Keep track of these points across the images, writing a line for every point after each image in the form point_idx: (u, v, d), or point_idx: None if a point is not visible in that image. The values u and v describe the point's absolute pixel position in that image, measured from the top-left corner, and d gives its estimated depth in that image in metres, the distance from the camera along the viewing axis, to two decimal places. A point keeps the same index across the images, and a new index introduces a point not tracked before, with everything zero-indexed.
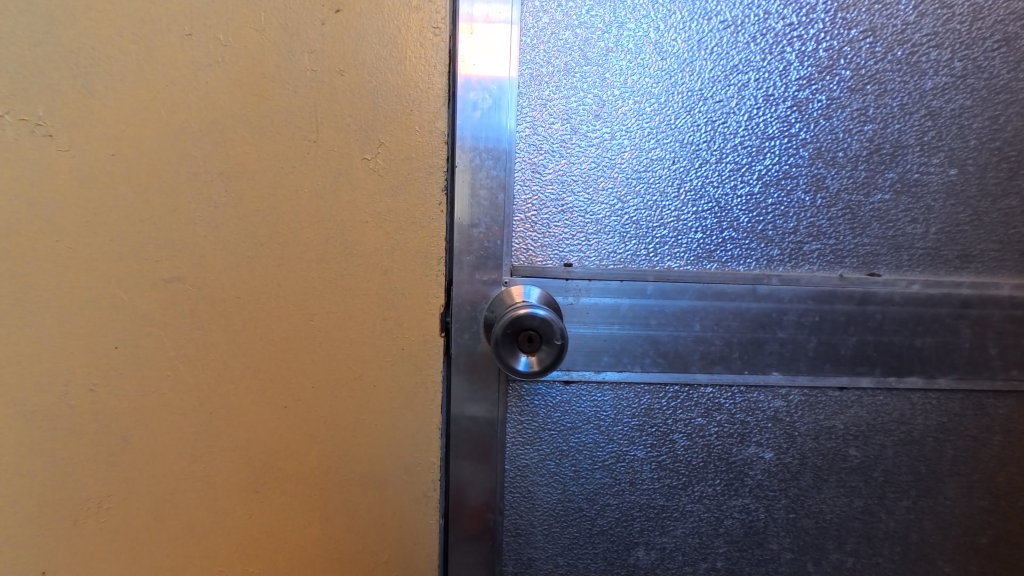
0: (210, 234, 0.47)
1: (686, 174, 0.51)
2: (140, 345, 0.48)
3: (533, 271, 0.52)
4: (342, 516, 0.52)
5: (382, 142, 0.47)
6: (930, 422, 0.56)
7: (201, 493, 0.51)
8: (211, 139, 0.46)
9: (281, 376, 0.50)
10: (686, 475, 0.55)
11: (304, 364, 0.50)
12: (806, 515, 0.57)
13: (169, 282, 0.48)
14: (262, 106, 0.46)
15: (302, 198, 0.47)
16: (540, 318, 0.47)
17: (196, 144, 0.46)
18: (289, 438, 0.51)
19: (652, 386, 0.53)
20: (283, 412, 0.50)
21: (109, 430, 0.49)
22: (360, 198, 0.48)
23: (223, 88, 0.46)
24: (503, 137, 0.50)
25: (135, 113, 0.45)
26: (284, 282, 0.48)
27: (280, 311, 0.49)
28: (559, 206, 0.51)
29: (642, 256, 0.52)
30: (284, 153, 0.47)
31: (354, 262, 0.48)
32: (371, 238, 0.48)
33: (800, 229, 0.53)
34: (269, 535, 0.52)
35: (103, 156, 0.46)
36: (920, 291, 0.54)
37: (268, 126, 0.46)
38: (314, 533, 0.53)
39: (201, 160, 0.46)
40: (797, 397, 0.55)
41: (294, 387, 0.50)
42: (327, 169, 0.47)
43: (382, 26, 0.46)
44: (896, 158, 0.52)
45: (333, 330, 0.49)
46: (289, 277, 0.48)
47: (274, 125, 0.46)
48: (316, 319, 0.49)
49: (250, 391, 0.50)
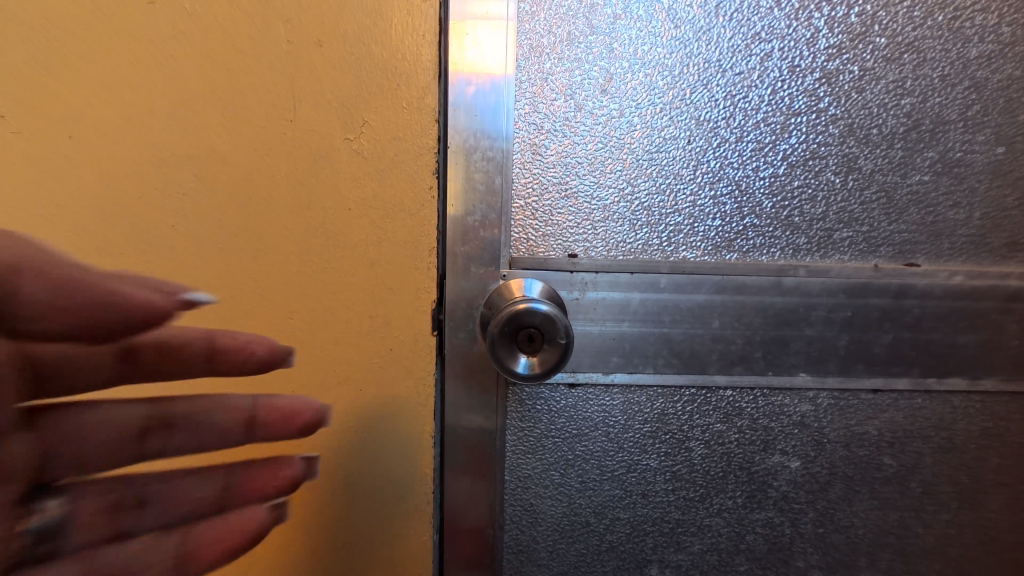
0: (178, 225, 0.43)
1: (703, 154, 0.46)
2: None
3: (534, 264, 0.47)
4: (329, 531, 0.48)
5: (367, 121, 0.42)
6: (972, 428, 0.51)
7: None
8: (178, 120, 0.42)
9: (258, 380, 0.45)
10: (704, 486, 0.50)
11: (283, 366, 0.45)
12: (836, 530, 0.52)
13: None
14: (233, 82, 0.42)
15: (280, 185, 0.43)
16: (551, 321, 0.42)
17: (163, 127, 0.42)
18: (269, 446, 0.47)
19: (667, 389, 0.49)
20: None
21: None
22: (344, 185, 0.43)
23: (190, 62, 0.41)
24: (501, 114, 0.45)
25: (94, 91, 0.41)
26: (260, 277, 0.44)
27: (257, 310, 0.45)
28: (563, 191, 0.46)
29: (655, 245, 0.47)
30: (259, 134, 0.42)
31: (337, 254, 0.44)
32: (356, 228, 0.44)
33: (829, 215, 0.48)
34: (251, 552, 0.48)
35: (64, 141, 0.41)
36: (963, 282, 0.48)
37: (241, 104, 0.42)
38: (299, 549, 0.48)
39: (167, 142, 0.42)
40: (826, 401, 0.50)
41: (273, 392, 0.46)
42: (306, 151, 0.43)
43: None
44: (936, 135, 0.47)
45: (314, 329, 0.45)
46: (266, 270, 0.44)
47: (248, 104, 0.42)
48: (296, 318, 0.45)
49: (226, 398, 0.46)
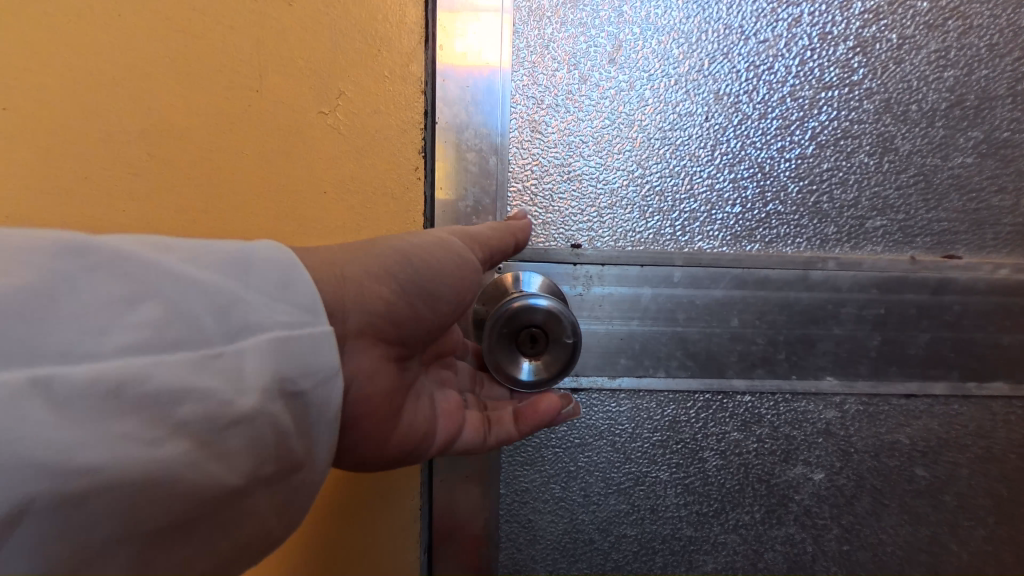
0: (134, 209, 0.38)
1: (723, 132, 0.41)
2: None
3: (533, 255, 0.42)
4: (304, 552, 0.42)
5: (344, 92, 0.37)
6: (1013, 436, 0.47)
7: None
8: (129, 89, 0.37)
9: None
10: (719, 500, 0.46)
11: None
12: (863, 547, 0.48)
13: None
14: (192, 46, 0.37)
15: (248, 165, 0.38)
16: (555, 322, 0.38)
17: (115, 97, 0.37)
18: None
19: (679, 394, 0.44)
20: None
21: None
22: (320, 164, 0.38)
23: (142, 23, 0.36)
24: (496, 86, 0.40)
25: (33, 55, 0.36)
26: None
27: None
28: (565, 173, 0.42)
29: (668, 235, 0.42)
30: (222, 106, 0.37)
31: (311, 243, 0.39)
32: (332, 213, 0.39)
33: (862, 201, 0.43)
34: None
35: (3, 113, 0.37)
36: (1009, 277, 0.44)
37: (201, 71, 0.37)
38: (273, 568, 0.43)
39: (118, 115, 0.37)
40: (854, 407, 0.45)
41: None
42: (275, 126, 0.38)
43: None
44: (982, 112, 0.42)
45: None
46: None
47: (210, 71, 0.37)
48: None
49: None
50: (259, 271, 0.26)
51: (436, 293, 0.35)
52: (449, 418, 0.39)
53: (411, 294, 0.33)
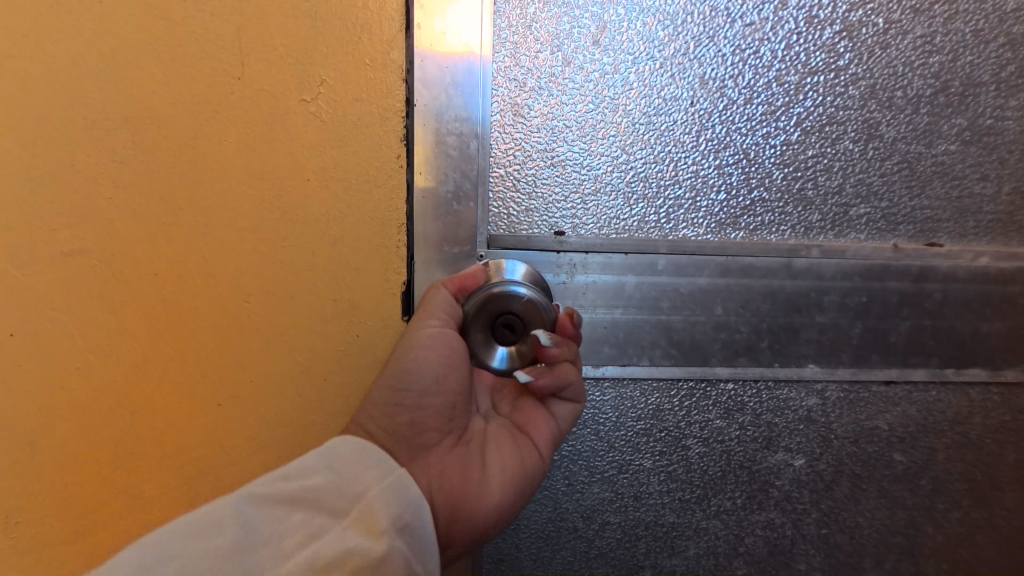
0: (109, 197, 0.37)
1: (708, 117, 0.41)
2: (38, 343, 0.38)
3: (517, 242, 0.41)
4: None
5: (326, 80, 0.36)
6: (989, 421, 0.48)
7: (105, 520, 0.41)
8: (94, 68, 0.35)
9: (199, 372, 0.39)
10: (701, 487, 0.46)
11: (228, 357, 0.39)
12: (841, 531, 0.49)
13: (50, 257, 0.37)
14: (157, 21, 0.35)
15: (229, 154, 0.37)
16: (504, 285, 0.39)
17: (89, 80, 0.35)
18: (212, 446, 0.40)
19: (663, 382, 0.44)
20: (217, 412, 0.40)
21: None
22: (302, 150, 0.36)
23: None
24: (476, 67, 0.39)
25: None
26: (198, 255, 0.38)
27: (206, 298, 0.39)
28: (548, 159, 0.41)
29: (652, 222, 0.42)
30: (190, 86, 0.36)
31: (289, 230, 0.38)
32: (309, 200, 0.37)
33: (846, 188, 0.43)
34: None
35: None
36: (990, 265, 0.44)
37: (168, 50, 0.35)
38: None
39: (81, 95, 0.35)
40: (835, 394, 0.46)
41: (216, 386, 0.40)
42: (247, 108, 0.36)
43: None
44: (967, 99, 0.42)
45: (263, 317, 0.39)
46: (205, 247, 0.38)
47: (184, 53, 0.35)
48: (243, 303, 0.39)
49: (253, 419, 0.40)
50: (348, 448, 0.34)
51: (433, 375, 0.36)
52: (539, 427, 0.39)
53: (420, 391, 0.36)
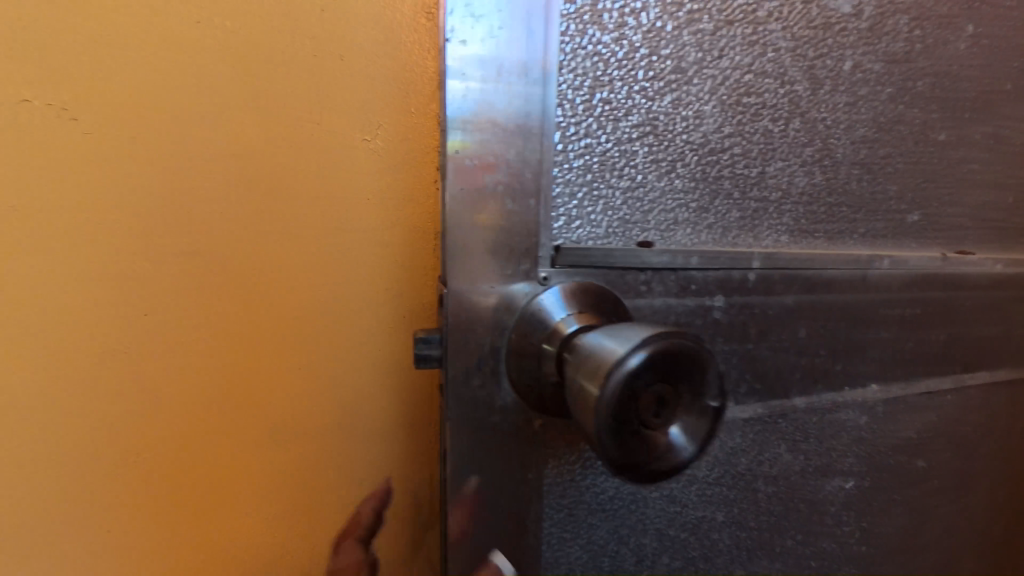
0: (167, 190, 0.44)
1: (796, 104, 0.36)
2: (79, 360, 0.43)
3: (589, 254, 0.33)
4: (295, 479, 0.50)
5: (382, 124, 0.47)
6: (989, 421, 0.49)
7: (122, 465, 0.45)
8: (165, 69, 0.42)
9: (231, 333, 0.47)
10: (767, 533, 0.41)
11: (260, 318, 0.47)
12: (872, 545, 0.47)
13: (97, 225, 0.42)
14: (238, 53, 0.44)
15: (286, 170, 0.46)
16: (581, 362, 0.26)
17: (182, 105, 0.43)
18: (235, 397, 0.48)
19: (747, 422, 0.37)
20: (250, 363, 0.48)
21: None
22: (345, 175, 0.47)
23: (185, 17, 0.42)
24: (532, 19, 0.30)
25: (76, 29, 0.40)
26: (240, 239, 0.46)
27: (235, 266, 0.46)
28: (626, 146, 0.33)
29: (739, 227, 0.36)
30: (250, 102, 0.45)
31: (325, 227, 0.48)
32: (335, 195, 0.48)
33: (905, 190, 0.40)
34: (212, 493, 0.48)
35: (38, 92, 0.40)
36: (1002, 271, 0.46)
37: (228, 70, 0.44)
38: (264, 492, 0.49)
39: (147, 86, 0.42)
40: (880, 408, 0.43)
41: (246, 346, 0.47)
42: (293, 125, 0.46)
43: None
44: (997, 106, 0.42)
45: (294, 287, 0.48)
46: (249, 231, 0.46)
47: (267, 99, 0.45)
48: (274, 283, 0.47)
49: (253, 490, 0.49)
50: None
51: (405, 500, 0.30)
52: None
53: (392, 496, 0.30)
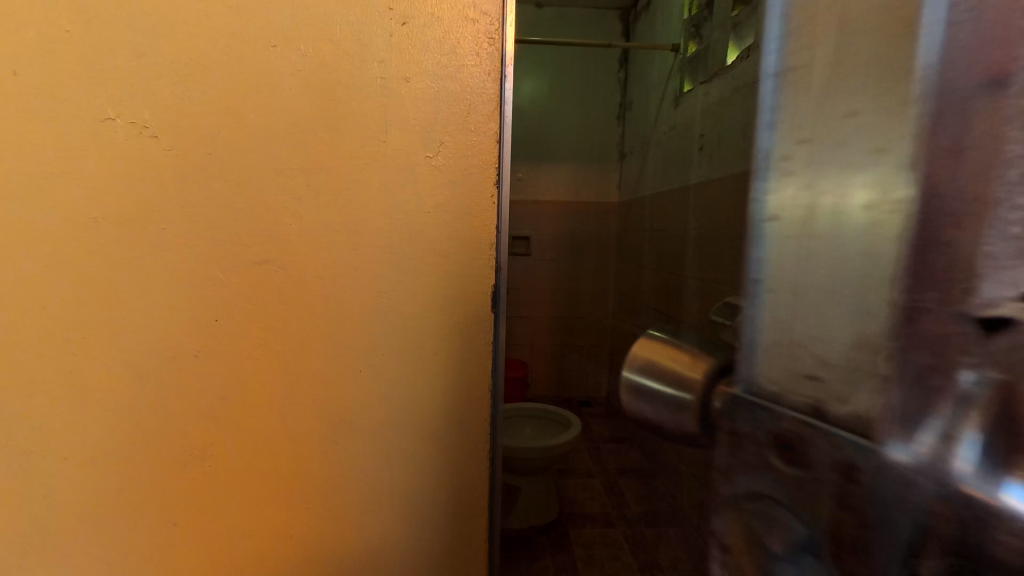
0: (269, 180, 0.72)
1: None
2: (202, 275, 0.73)
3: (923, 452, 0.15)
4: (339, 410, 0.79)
5: (443, 147, 0.74)
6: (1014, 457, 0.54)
7: (209, 344, 0.75)
8: (304, 95, 0.71)
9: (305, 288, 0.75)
10: None
11: (327, 287, 0.75)
12: None
13: (233, 187, 0.72)
14: (345, 93, 0.72)
15: (323, 169, 0.73)
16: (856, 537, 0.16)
17: (305, 131, 0.72)
18: (298, 332, 0.76)
19: None
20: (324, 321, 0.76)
21: (168, 287, 0.73)
22: (398, 187, 0.74)
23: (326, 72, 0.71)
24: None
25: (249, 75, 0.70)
26: (319, 225, 0.74)
27: (317, 254, 0.74)
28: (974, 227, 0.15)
29: None
30: (351, 141, 0.73)
31: (387, 219, 0.75)
32: (411, 207, 0.75)
33: None
34: (267, 387, 0.77)
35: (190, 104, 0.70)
36: None
37: (350, 108, 0.72)
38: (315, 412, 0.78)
39: (287, 106, 0.71)
40: None
41: (320, 304, 0.76)
42: (381, 152, 0.73)
43: (445, 42, 0.72)
44: None
45: (356, 269, 0.75)
46: (320, 216, 0.74)
47: (344, 130, 0.72)
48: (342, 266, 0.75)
49: (314, 407, 0.78)
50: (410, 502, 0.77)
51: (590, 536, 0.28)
52: None
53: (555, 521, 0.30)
